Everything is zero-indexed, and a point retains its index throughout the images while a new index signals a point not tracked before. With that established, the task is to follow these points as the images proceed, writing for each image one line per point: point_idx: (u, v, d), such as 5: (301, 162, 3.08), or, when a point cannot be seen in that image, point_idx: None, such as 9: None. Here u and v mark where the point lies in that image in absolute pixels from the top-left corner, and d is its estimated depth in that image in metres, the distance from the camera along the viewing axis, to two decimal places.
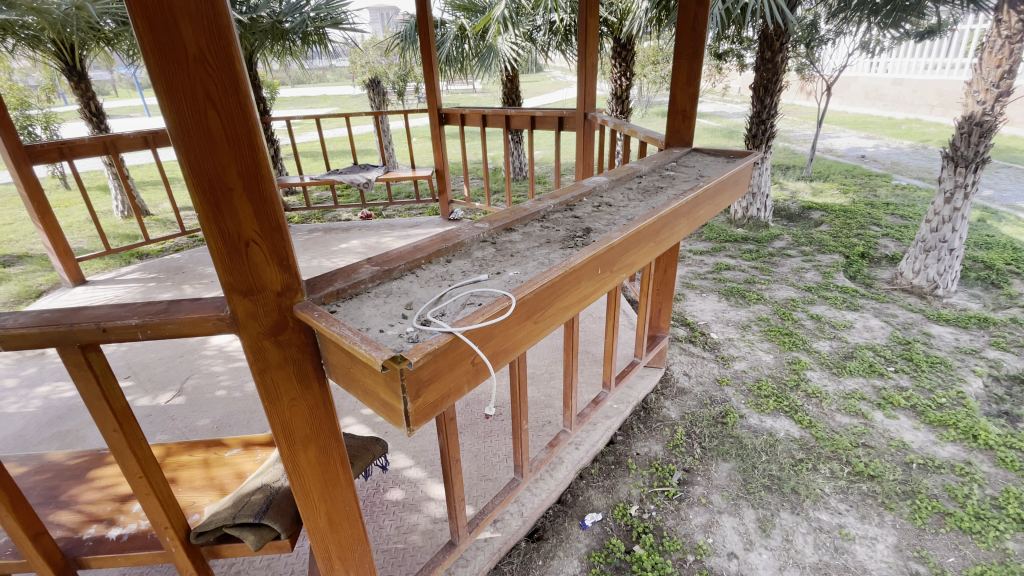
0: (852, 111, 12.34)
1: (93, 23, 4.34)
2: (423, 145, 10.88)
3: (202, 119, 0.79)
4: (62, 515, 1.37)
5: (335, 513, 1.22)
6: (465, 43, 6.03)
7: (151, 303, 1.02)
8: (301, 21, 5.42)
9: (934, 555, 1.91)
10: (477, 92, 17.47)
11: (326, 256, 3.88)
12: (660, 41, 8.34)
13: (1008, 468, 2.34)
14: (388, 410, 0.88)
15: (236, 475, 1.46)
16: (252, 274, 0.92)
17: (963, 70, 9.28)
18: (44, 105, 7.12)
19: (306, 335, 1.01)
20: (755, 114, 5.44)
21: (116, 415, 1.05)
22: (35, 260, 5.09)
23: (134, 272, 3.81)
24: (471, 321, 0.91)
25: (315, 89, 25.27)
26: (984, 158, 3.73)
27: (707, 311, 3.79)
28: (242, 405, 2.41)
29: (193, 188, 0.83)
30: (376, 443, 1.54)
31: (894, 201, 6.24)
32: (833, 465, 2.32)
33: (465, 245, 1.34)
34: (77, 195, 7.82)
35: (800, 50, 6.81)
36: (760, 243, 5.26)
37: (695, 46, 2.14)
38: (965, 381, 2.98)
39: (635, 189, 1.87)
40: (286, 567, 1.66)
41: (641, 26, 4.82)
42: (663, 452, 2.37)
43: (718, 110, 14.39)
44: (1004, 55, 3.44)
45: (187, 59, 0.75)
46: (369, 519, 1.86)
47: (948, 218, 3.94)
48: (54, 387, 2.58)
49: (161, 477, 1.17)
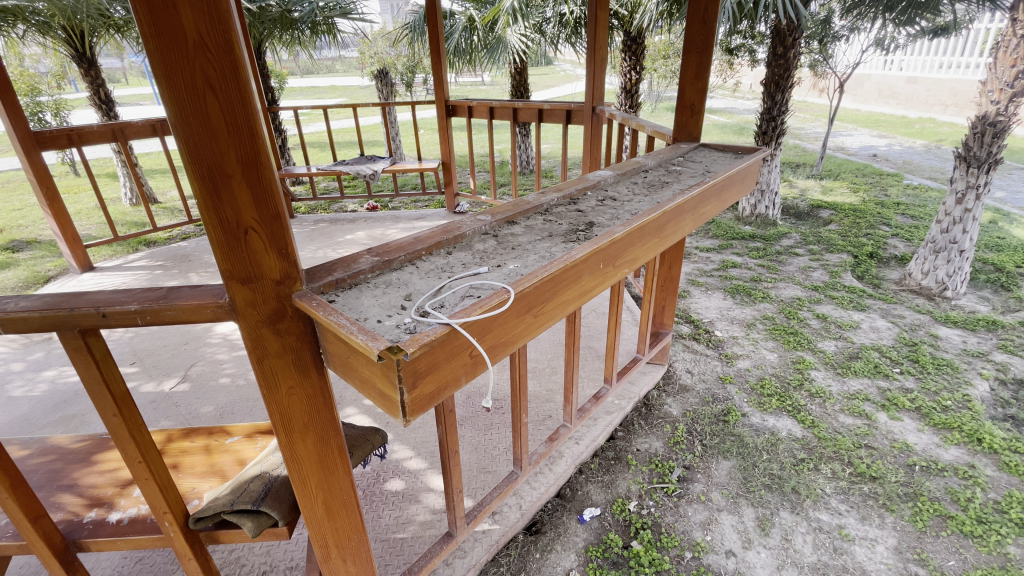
0: (865, 109, 12.19)
1: (102, 9, 4.33)
2: (430, 137, 10.84)
3: (200, 105, 0.78)
4: (63, 498, 1.39)
5: (332, 502, 1.22)
6: (474, 35, 5.99)
7: (151, 290, 1.02)
8: (310, 10, 5.37)
9: (934, 558, 1.89)
10: (487, 85, 17.36)
11: (331, 247, 3.88)
12: (671, 35, 8.24)
13: (1012, 472, 2.31)
14: (384, 400, 0.88)
15: (236, 462, 1.47)
16: (251, 262, 0.92)
17: (978, 69, 9.16)
18: (54, 92, 7.17)
19: (304, 324, 1.00)
20: (766, 111, 5.37)
21: (116, 400, 1.06)
22: (44, 245, 5.14)
23: (141, 260, 3.84)
24: (469, 314, 0.90)
25: (324, 80, 25.34)
26: (997, 159, 3.67)
27: (712, 309, 3.77)
28: (244, 394, 2.43)
29: (192, 175, 0.83)
30: (376, 433, 1.54)
31: (905, 201, 6.16)
32: (835, 465, 2.31)
33: (466, 237, 1.33)
34: (86, 182, 7.88)
35: (813, 46, 6.70)
36: (768, 241, 5.21)
37: (705, 39, 2.11)
38: (971, 384, 2.95)
39: (641, 184, 1.85)
40: (285, 554, 1.68)
41: (651, 20, 4.75)
42: (663, 449, 2.36)
43: (728, 106, 14.23)
44: (1018, 54, 3.38)
45: (185, 42, 0.74)
46: (369, 508, 1.87)
47: (959, 219, 3.87)
48: (61, 371, 2.61)
49: (160, 462, 1.18)
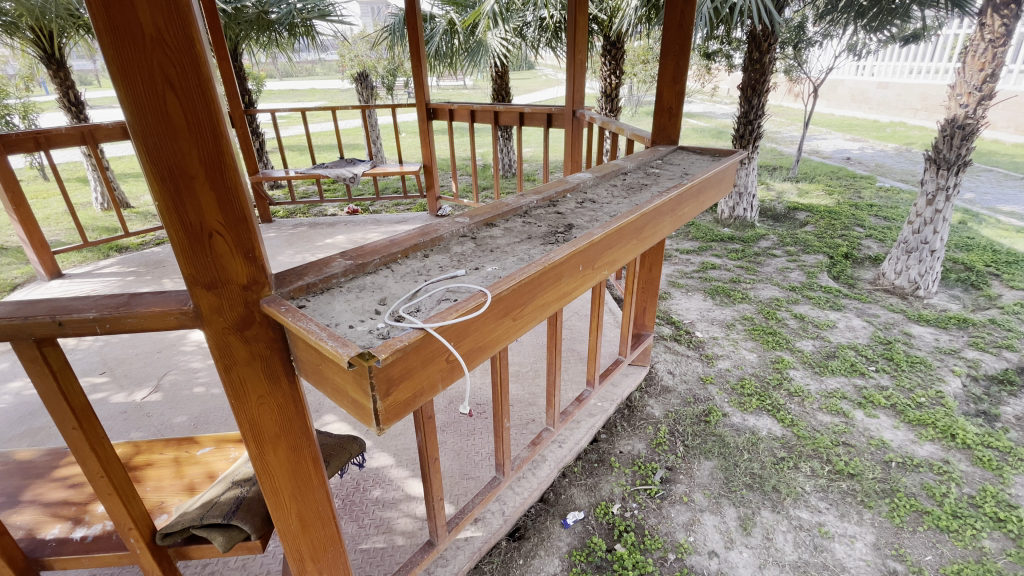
0: (839, 113, 12.52)
1: (72, 9, 4.19)
2: (410, 141, 10.81)
3: (158, 102, 0.75)
4: (24, 515, 1.33)
5: (307, 513, 1.18)
6: (455, 39, 6.00)
7: (113, 297, 0.98)
8: (287, 11, 5.29)
9: (911, 553, 1.92)
10: (469, 89, 17.39)
11: (309, 251, 3.82)
12: (650, 39, 8.35)
13: (985, 467, 2.37)
14: (358, 408, 0.85)
15: (207, 475, 1.42)
16: (216, 267, 0.88)
17: (946, 74, 9.47)
18: (21, 95, 6.94)
19: (273, 330, 0.97)
20: (743, 114, 5.46)
21: (75, 412, 1.01)
22: (9, 253, 4.96)
23: (112, 266, 3.72)
24: (444, 318, 0.88)
25: (302, 83, 25.17)
26: (965, 161, 3.78)
27: (693, 310, 3.80)
28: (220, 403, 2.37)
29: (152, 178, 0.80)
30: (354, 442, 1.49)
31: (878, 202, 6.32)
32: (814, 463, 2.34)
33: (443, 240, 1.31)
34: (53, 187, 7.64)
35: (788, 51, 6.84)
36: (747, 242, 5.29)
37: (682, 43, 2.11)
38: (943, 381, 3.01)
39: (620, 186, 1.85)
40: (261, 567, 1.63)
41: (630, 25, 4.80)
42: (645, 451, 2.36)
43: (706, 110, 14.42)
44: (987, 58, 3.49)
45: (142, 37, 0.71)
46: (347, 518, 1.83)
47: (930, 220, 3.98)
48: (25, 383, 2.51)
49: (124, 475, 1.13)
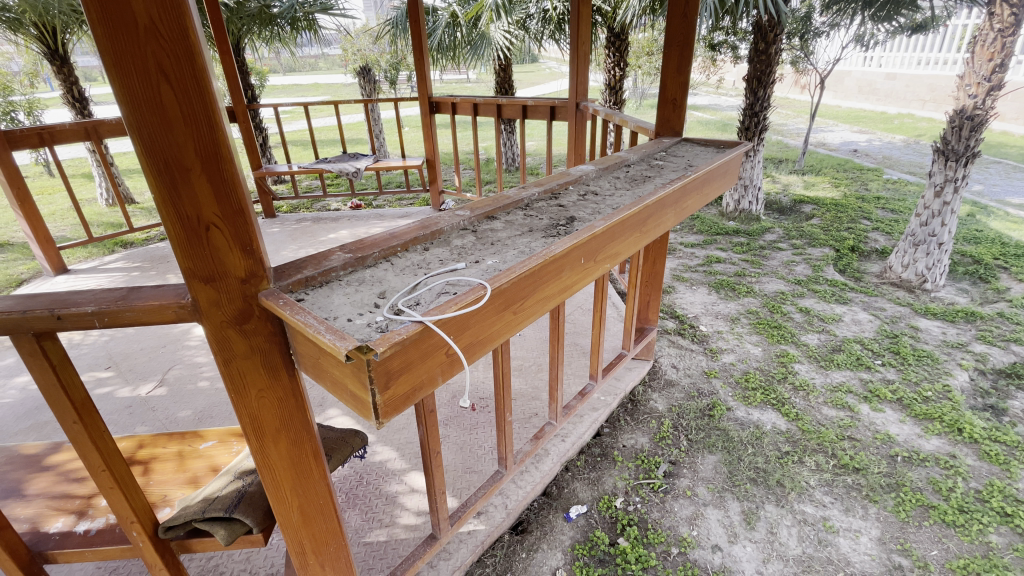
0: (845, 104, 12.39)
1: (75, 5, 4.19)
2: (412, 135, 10.80)
3: (153, 94, 0.74)
4: (28, 509, 1.33)
5: (308, 507, 1.18)
6: (457, 31, 5.98)
7: (112, 290, 0.98)
8: (289, 6, 5.32)
9: (917, 548, 1.91)
10: (472, 82, 17.36)
11: (312, 246, 3.81)
12: (655, 31, 8.30)
13: (992, 461, 2.35)
14: (357, 401, 0.84)
15: (210, 469, 1.42)
16: (214, 260, 0.88)
17: (955, 64, 9.36)
18: (27, 91, 6.97)
19: (272, 324, 0.96)
20: (749, 106, 5.41)
21: (75, 406, 1.01)
22: (16, 248, 4.99)
23: (117, 261, 3.74)
24: (444, 311, 0.87)
25: (305, 78, 25.26)
26: (973, 152, 3.72)
27: (697, 304, 3.77)
28: (224, 397, 2.37)
29: (147, 170, 0.79)
30: (356, 435, 1.49)
31: (885, 195, 6.26)
32: (818, 458, 2.32)
33: (444, 233, 1.30)
34: (59, 182, 7.68)
35: (794, 42, 6.77)
36: (751, 236, 5.26)
37: (686, 33, 2.08)
38: (951, 375, 2.98)
39: (623, 178, 1.83)
40: (265, 560, 1.64)
41: (634, 16, 4.74)
42: (648, 445, 2.35)
43: (712, 102, 14.31)
44: (995, 48, 3.43)
45: (136, 28, 0.70)
46: (350, 511, 1.84)
47: (938, 212, 3.94)
48: (31, 377, 2.52)
49: (126, 469, 1.13)
